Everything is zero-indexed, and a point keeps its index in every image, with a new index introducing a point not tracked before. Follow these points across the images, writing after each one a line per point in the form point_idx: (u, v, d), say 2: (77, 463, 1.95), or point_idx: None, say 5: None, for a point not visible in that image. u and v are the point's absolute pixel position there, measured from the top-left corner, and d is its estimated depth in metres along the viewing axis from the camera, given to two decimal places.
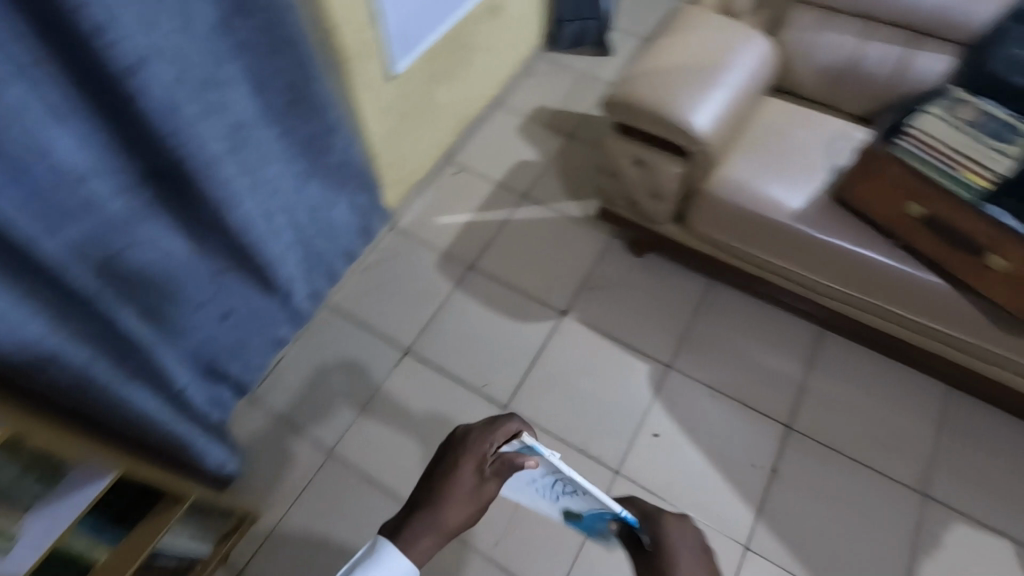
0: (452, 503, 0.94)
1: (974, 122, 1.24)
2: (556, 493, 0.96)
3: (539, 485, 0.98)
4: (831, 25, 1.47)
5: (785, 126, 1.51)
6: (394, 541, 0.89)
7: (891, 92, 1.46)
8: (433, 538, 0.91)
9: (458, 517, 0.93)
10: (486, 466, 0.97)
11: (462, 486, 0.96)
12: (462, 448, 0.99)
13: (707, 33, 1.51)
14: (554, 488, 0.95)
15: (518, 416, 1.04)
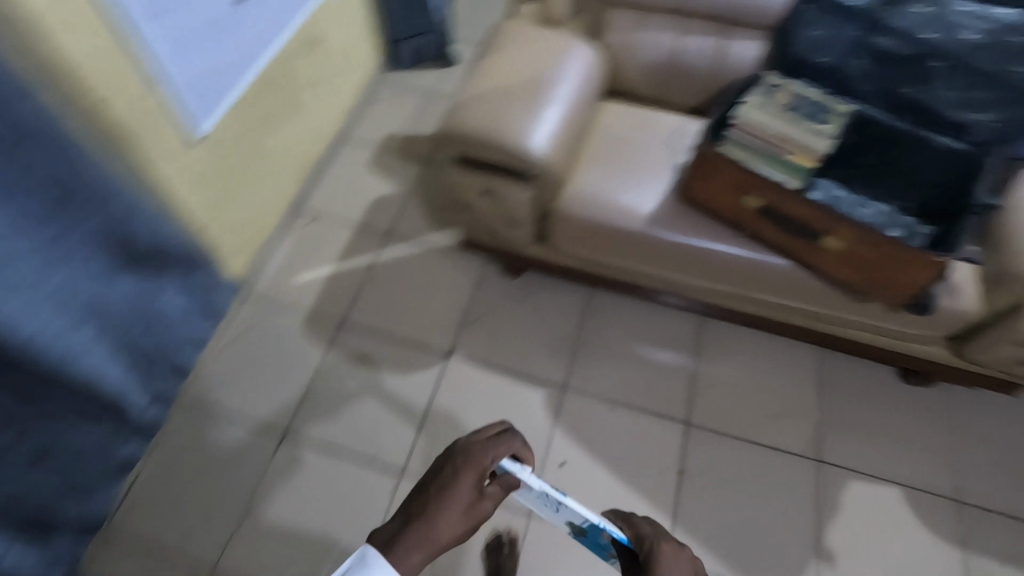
0: (447, 515, 0.86)
1: (790, 109, 1.27)
2: (543, 510, 0.92)
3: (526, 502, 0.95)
4: (648, 25, 1.47)
5: (623, 130, 1.50)
6: (385, 554, 0.81)
7: (714, 83, 1.47)
8: (423, 552, 0.83)
9: (451, 531, 0.86)
10: (484, 481, 0.90)
11: (460, 496, 0.88)
12: (461, 458, 0.91)
13: (530, 50, 1.46)
14: (537, 503, 0.91)
15: (519, 432, 0.97)
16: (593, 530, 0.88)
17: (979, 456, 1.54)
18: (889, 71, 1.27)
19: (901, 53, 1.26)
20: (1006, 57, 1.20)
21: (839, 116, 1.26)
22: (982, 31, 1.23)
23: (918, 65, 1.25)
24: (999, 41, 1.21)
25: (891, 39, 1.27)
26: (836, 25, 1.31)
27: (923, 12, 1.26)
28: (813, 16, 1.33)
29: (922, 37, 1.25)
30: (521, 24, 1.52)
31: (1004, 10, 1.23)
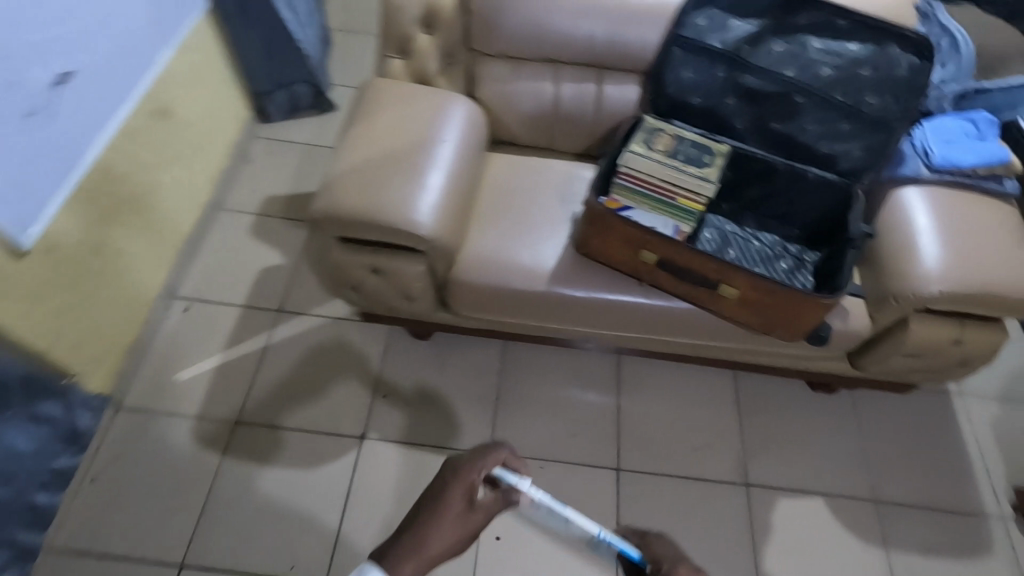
0: (439, 529, 0.80)
1: (673, 155, 1.28)
2: (559, 525, 0.97)
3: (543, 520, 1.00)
4: (523, 74, 1.41)
5: (513, 184, 1.45)
6: (377, 570, 0.74)
7: (596, 127, 1.45)
8: (416, 564, 0.76)
9: (444, 544, 0.79)
10: (476, 495, 0.84)
11: (450, 508, 0.81)
12: (449, 472, 0.85)
13: (404, 112, 1.38)
14: (550, 518, 0.96)
15: (508, 443, 0.93)
16: (601, 542, 0.90)
17: (889, 453, 1.62)
18: (757, 107, 1.30)
19: (766, 90, 1.28)
20: (860, 88, 1.24)
21: (719, 156, 1.29)
22: (837, 63, 1.24)
23: (782, 101, 1.28)
24: (853, 72, 1.24)
25: (755, 77, 1.28)
26: (703, 66, 1.30)
27: (782, 47, 1.26)
28: (680, 57, 1.31)
29: (783, 73, 1.26)
30: (390, 83, 1.43)
31: (857, 38, 1.24)
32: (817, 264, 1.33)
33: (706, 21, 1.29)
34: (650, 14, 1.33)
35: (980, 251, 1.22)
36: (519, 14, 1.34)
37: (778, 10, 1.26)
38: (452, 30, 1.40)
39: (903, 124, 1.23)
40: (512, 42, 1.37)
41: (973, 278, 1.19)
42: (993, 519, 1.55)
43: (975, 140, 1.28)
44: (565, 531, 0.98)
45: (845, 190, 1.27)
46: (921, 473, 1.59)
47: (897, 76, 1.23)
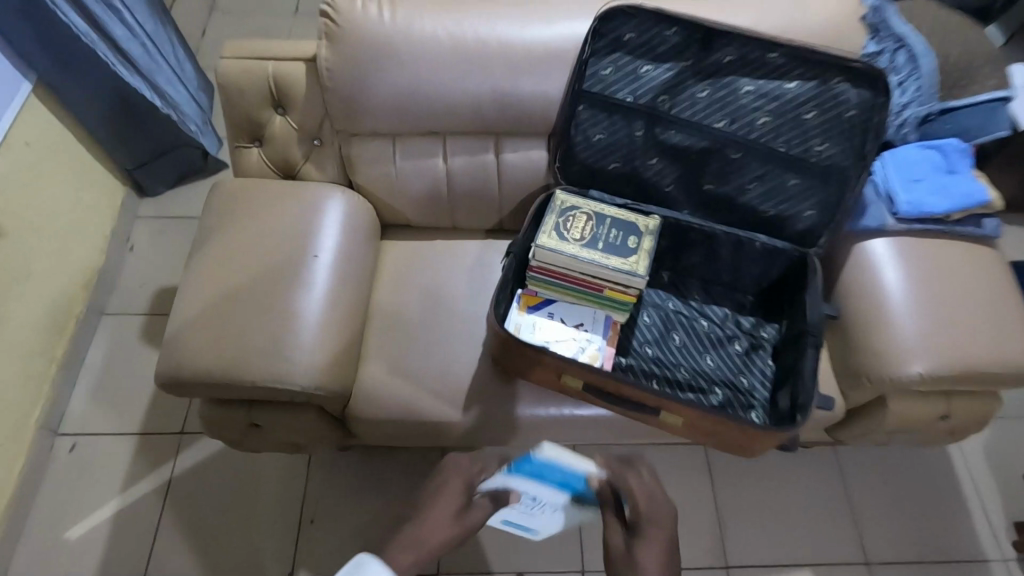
0: (436, 516, 0.78)
1: (591, 240, 1.05)
2: (530, 501, 0.91)
3: (524, 507, 0.94)
4: (402, 151, 1.16)
5: (413, 282, 1.23)
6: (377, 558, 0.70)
7: (503, 202, 1.21)
8: (414, 553, 0.72)
9: (440, 532, 0.76)
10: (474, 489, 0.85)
11: (449, 499, 0.81)
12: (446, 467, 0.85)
13: (263, 224, 1.13)
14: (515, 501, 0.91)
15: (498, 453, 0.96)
16: (536, 475, 0.85)
17: (878, 507, 1.46)
18: (685, 168, 1.07)
19: (693, 148, 1.05)
20: (805, 135, 1.02)
21: (647, 234, 1.07)
22: (775, 108, 1.01)
23: (715, 158, 1.05)
24: (795, 116, 1.01)
25: (679, 133, 1.05)
26: (616, 124, 1.07)
27: (707, 93, 1.03)
28: (587, 117, 1.07)
29: (712, 125, 1.03)
30: (245, 183, 1.18)
31: (796, 73, 1.00)
32: (776, 342, 1.12)
33: (612, 69, 1.04)
34: (545, 65, 1.06)
35: (956, 313, 1.04)
36: (381, 85, 1.08)
37: (697, 47, 1.01)
38: (309, 110, 1.15)
39: (859, 174, 1.02)
40: (382, 118, 1.11)
41: (953, 351, 1.01)
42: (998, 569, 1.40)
43: (945, 176, 1.07)
44: (538, 503, 0.91)
45: (797, 257, 1.06)
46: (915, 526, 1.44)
47: (848, 116, 1.00)
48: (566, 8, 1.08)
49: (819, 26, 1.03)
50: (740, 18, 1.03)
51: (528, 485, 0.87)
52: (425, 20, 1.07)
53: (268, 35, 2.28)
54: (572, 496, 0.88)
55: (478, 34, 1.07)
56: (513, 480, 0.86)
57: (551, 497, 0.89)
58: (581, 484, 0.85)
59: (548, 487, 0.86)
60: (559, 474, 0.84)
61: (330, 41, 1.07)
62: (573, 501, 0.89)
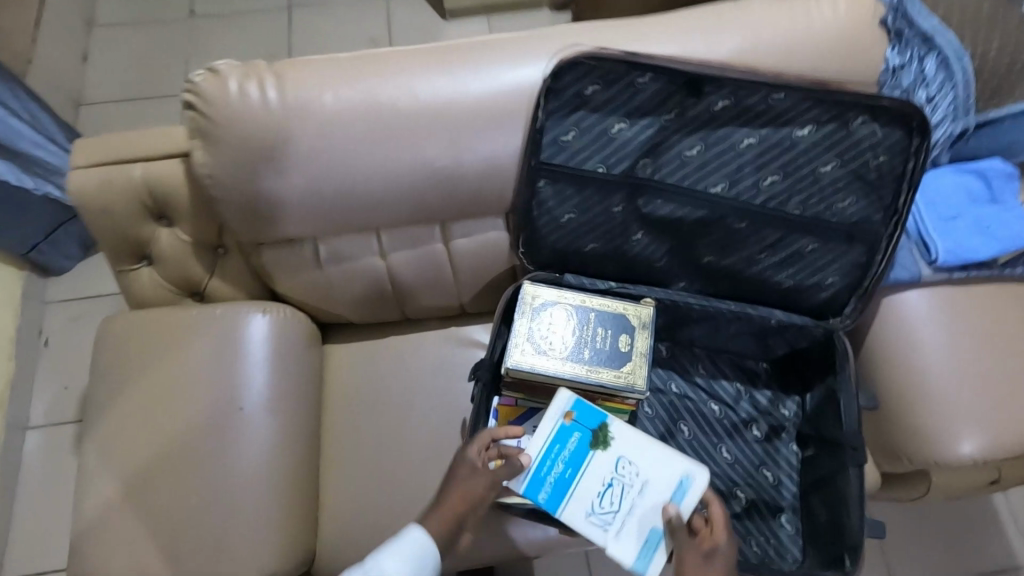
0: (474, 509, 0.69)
1: (574, 349, 0.86)
2: (609, 492, 0.81)
3: (622, 500, 0.81)
4: (327, 254, 0.93)
5: (365, 396, 1.03)
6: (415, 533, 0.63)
7: (460, 290, 1.00)
8: None
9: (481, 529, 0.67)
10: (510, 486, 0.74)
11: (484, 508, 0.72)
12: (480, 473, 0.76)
13: (173, 374, 0.92)
14: (607, 508, 0.81)
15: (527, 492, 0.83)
16: (561, 489, 0.82)
17: None
18: (677, 240, 0.87)
19: (686, 218, 0.85)
20: (822, 191, 0.82)
21: (640, 330, 0.87)
22: (784, 163, 0.80)
23: (715, 228, 0.85)
24: (809, 171, 0.81)
25: (667, 202, 0.84)
26: (588, 200, 0.85)
27: (699, 151, 0.81)
28: (552, 193, 0.85)
29: (708, 190, 0.83)
30: (143, 318, 0.95)
31: (811, 116, 0.78)
32: (799, 421, 0.96)
33: (576, 133, 0.81)
34: (486, 142, 0.83)
35: (1011, 382, 0.87)
36: (285, 188, 0.84)
37: (681, 96, 0.78)
38: (199, 220, 0.90)
39: (891, 232, 0.82)
40: (292, 224, 0.88)
41: (1005, 431, 0.85)
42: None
43: (985, 207, 0.91)
44: (608, 480, 0.82)
45: (821, 333, 0.89)
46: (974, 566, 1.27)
47: (876, 163, 0.79)
48: (507, 55, 0.83)
49: (821, 48, 0.82)
50: (730, 46, 0.82)
51: (572, 489, 0.82)
52: (327, 94, 0.81)
53: (163, 53, 1.93)
54: (591, 447, 0.83)
55: (396, 104, 0.82)
56: (566, 508, 0.81)
57: (593, 463, 0.83)
58: (568, 439, 0.83)
59: (573, 472, 0.82)
60: (557, 466, 0.82)
61: (203, 141, 0.81)
62: (597, 444, 0.83)
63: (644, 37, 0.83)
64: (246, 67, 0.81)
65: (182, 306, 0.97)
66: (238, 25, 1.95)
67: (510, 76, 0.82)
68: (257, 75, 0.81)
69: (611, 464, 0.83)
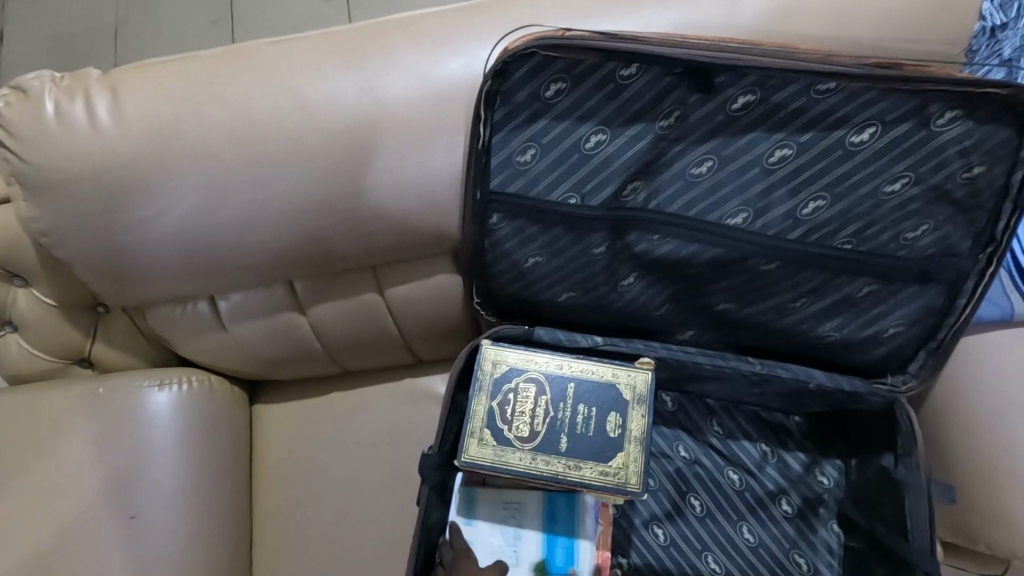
0: None
1: (547, 436, 0.65)
2: (509, 539, 0.70)
3: (495, 544, 0.69)
4: (228, 311, 0.72)
5: (302, 469, 0.85)
6: None
7: (405, 342, 0.80)
8: None
9: None
10: None
11: None
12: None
13: (49, 475, 0.73)
14: (501, 528, 0.70)
15: None
16: (554, 520, 0.70)
17: None
18: (680, 284, 0.66)
19: (689, 259, 0.62)
20: (885, 217, 0.58)
21: (635, 405, 0.67)
22: (831, 182, 0.57)
23: (733, 273, 0.63)
24: (868, 192, 0.57)
25: (665, 237, 0.61)
26: (559, 241, 0.63)
27: (710, 168, 0.58)
28: (510, 231, 0.63)
29: (721, 220, 0.60)
30: (21, 398, 0.77)
31: (872, 113, 0.53)
32: (841, 493, 0.76)
33: (536, 151, 0.58)
34: (412, 174, 0.61)
35: None
36: (148, 242, 0.62)
37: (685, 92, 0.54)
38: (61, 281, 0.70)
39: (982, 271, 0.59)
40: (169, 282, 0.67)
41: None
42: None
43: None
44: (520, 552, 0.69)
45: (876, 400, 0.68)
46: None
47: (967, 178, 0.55)
48: (430, 33, 0.60)
49: (885, 11, 0.56)
50: (752, 9, 0.57)
51: (534, 534, 0.70)
52: (185, 110, 0.59)
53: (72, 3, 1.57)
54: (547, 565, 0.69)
55: (279, 121, 0.59)
56: (527, 523, 0.70)
57: (534, 545, 0.69)
58: (560, 569, 0.69)
59: (559, 534, 0.70)
60: (566, 536, 0.70)
61: (25, 187, 0.59)
62: None
63: None
64: (72, 80, 0.60)
65: (67, 381, 0.78)
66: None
67: (429, 70, 0.59)
68: (84, 89, 0.59)
69: (520, 570, 0.69)
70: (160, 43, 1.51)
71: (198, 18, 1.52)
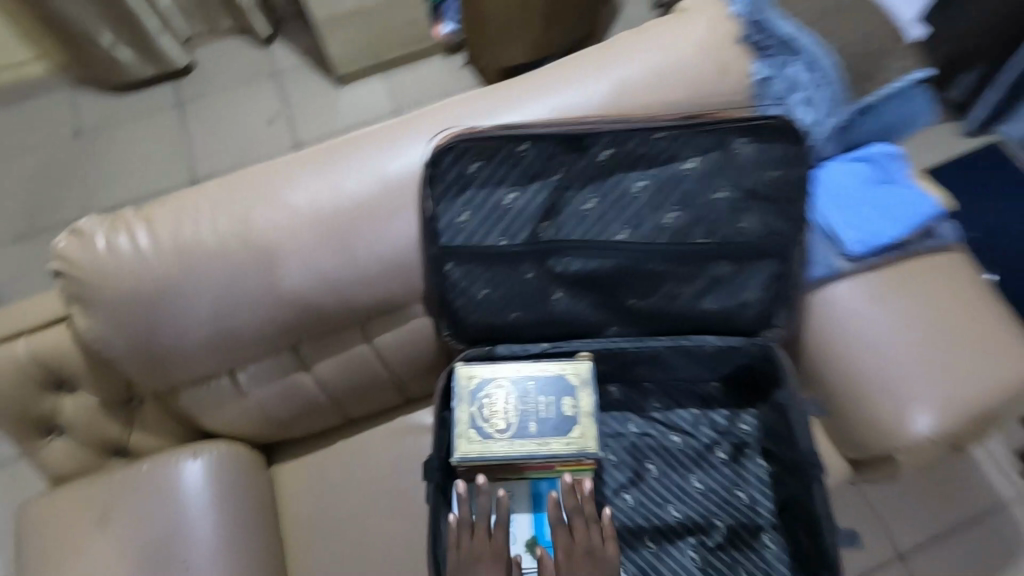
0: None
1: (519, 425, 0.84)
2: None
3: None
4: (247, 381, 0.89)
5: (323, 511, 0.99)
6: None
7: (393, 384, 0.97)
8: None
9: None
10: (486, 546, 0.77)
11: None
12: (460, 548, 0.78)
13: (105, 548, 0.84)
14: None
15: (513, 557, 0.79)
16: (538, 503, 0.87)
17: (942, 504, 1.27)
18: (595, 293, 0.87)
19: (596, 271, 0.84)
20: (723, 216, 0.82)
21: (582, 389, 0.85)
22: (680, 197, 0.81)
23: (631, 275, 0.85)
24: (706, 200, 0.81)
25: (576, 257, 0.83)
26: (499, 274, 0.84)
27: (595, 203, 0.81)
28: (462, 274, 0.83)
29: (613, 237, 0.82)
30: (67, 493, 0.88)
31: (690, 148, 0.79)
32: (760, 434, 0.96)
33: (469, 213, 0.80)
34: (381, 245, 0.81)
35: (967, 349, 0.85)
36: (182, 331, 0.79)
37: (565, 154, 0.78)
38: (105, 378, 0.85)
39: (798, 240, 0.83)
40: (198, 363, 0.83)
41: (966, 383, 0.83)
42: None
43: (882, 191, 0.91)
44: (514, 533, 0.86)
45: (757, 350, 0.90)
46: (977, 540, 1.23)
47: (765, 179, 0.80)
48: (378, 142, 0.82)
49: (688, 81, 0.83)
50: (601, 92, 0.83)
51: (525, 516, 0.87)
52: (204, 227, 0.78)
53: (42, 159, 1.76)
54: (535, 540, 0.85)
55: (276, 224, 0.79)
56: (518, 508, 0.87)
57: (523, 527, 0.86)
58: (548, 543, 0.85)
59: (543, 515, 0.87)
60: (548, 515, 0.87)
61: (84, 305, 0.77)
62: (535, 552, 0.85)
63: (517, 95, 0.84)
64: (111, 218, 0.78)
65: (104, 470, 0.90)
66: (117, 112, 1.81)
67: (382, 167, 0.80)
68: (123, 224, 0.77)
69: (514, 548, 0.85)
70: (130, 183, 1.71)
71: (164, 157, 1.74)
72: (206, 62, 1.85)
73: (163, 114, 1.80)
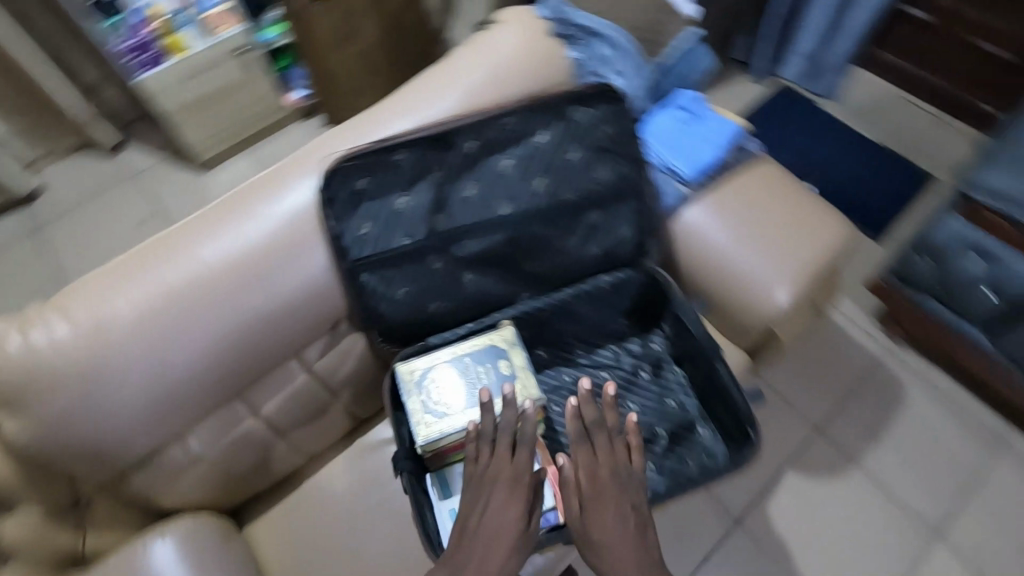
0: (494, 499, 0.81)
1: (468, 397, 0.92)
2: None
3: None
4: (197, 443, 0.90)
5: (306, 551, 1.00)
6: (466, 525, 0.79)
7: (340, 406, 1.03)
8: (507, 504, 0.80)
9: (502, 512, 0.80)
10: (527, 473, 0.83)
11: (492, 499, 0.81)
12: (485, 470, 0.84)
13: None
14: None
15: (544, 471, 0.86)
16: None
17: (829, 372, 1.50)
18: (498, 267, 0.99)
19: (493, 246, 0.96)
20: (581, 172, 0.98)
21: (512, 350, 0.96)
22: (541, 166, 0.96)
23: (523, 241, 0.98)
24: (563, 163, 0.97)
25: (473, 237, 0.94)
26: (410, 271, 0.93)
27: (474, 188, 0.93)
28: (378, 280, 0.92)
29: (499, 212, 0.94)
30: None
31: (535, 125, 0.95)
32: (669, 348, 1.11)
33: (369, 224, 0.89)
34: (297, 273, 0.87)
35: (796, 226, 1.05)
36: (121, 406, 0.80)
37: (436, 153, 0.91)
38: (46, 484, 0.83)
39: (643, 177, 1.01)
40: (143, 437, 0.84)
41: (802, 253, 1.03)
42: (928, 375, 1.49)
43: (696, 128, 1.10)
44: None
45: (642, 277, 1.06)
46: (865, 394, 1.47)
47: (603, 134, 0.98)
48: (268, 186, 0.89)
49: (519, 75, 1.00)
50: (452, 99, 0.97)
51: None
52: (117, 301, 0.80)
53: None
54: None
55: (190, 279, 0.83)
56: None
57: None
58: None
59: None
60: None
61: (8, 409, 0.76)
62: None
63: (382, 118, 0.95)
64: (18, 320, 0.79)
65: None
66: None
67: (278, 205, 0.88)
68: (32, 321, 0.78)
69: None
70: None
71: (33, 284, 1.65)
72: (56, 181, 1.79)
73: (19, 243, 1.71)
